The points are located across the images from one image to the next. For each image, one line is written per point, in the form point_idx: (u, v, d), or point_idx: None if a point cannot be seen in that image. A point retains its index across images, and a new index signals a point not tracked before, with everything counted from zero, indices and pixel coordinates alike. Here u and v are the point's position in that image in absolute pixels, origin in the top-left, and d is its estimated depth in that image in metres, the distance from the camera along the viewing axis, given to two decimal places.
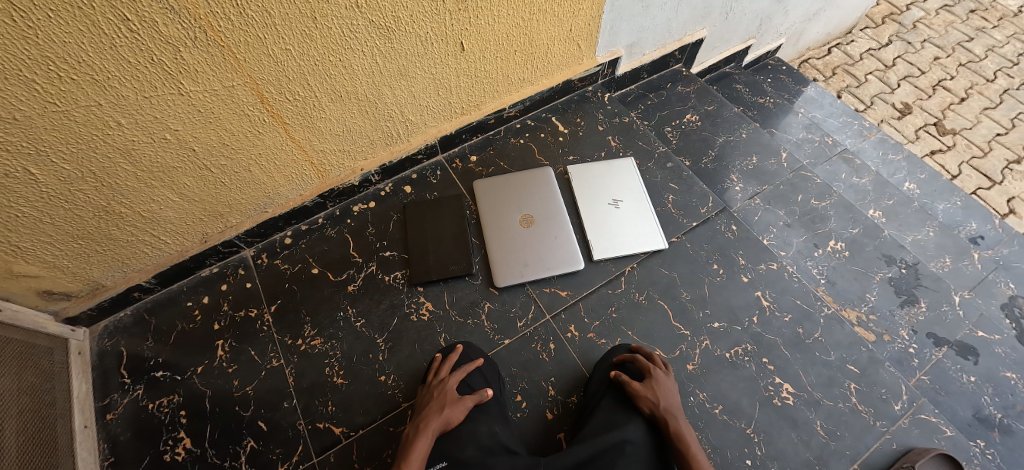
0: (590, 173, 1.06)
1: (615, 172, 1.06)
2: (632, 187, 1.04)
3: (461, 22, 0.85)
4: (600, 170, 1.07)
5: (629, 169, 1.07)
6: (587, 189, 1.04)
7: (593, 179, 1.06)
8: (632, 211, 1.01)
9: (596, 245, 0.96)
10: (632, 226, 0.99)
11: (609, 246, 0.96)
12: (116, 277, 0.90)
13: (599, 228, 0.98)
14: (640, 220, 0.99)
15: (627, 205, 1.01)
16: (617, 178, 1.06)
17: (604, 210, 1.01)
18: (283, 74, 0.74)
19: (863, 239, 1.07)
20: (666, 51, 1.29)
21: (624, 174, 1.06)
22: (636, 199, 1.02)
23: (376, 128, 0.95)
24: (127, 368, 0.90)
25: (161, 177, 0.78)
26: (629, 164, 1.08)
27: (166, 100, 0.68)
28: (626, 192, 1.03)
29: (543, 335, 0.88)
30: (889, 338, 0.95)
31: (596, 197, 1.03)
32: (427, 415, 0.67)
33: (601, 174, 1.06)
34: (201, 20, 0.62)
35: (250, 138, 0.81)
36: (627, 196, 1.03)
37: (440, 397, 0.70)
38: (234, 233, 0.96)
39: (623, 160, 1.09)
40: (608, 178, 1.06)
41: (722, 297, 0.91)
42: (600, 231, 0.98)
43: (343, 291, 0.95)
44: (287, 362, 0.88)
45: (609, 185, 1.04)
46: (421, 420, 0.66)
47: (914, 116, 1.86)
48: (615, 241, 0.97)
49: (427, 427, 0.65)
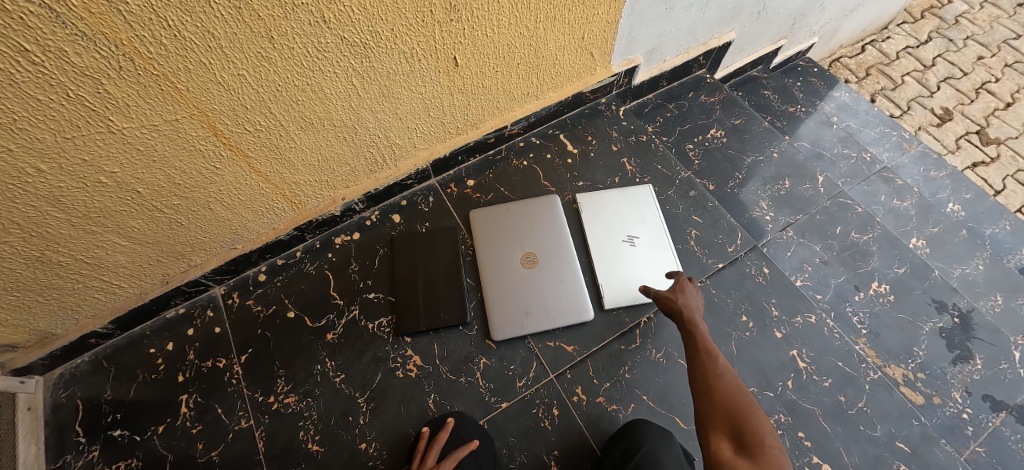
0: (601, 203, 0.94)
1: (630, 203, 0.94)
2: (649, 220, 0.92)
3: (453, 35, 0.72)
4: (613, 199, 0.95)
5: (645, 199, 0.95)
6: (598, 222, 0.92)
7: (604, 209, 0.94)
8: (650, 250, 0.89)
9: (608, 291, 0.85)
10: (649, 268, 0.87)
11: (622, 292, 0.85)
12: (67, 324, 0.80)
13: (611, 271, 0.87)
14: (659, 261, 0.88)
15: (644, 243, 0.90)
16: (633, 209, 0.94)
17: (618, 248, 0.89)
18: (239, 103, 0.62)
19: (910, 281, 0.95)
20: (689, 57, 1.15)
21: (640, 205, 0.94)
22: (654, 235, 0.91)
23: (357, 154, 0.83)
24: (82, 425, 0.81)
25: (102, 222, 0.67)
26: (646, 193, 0.96)
27: (95, 141, 0.56)
28: (642, 227, 0.91)
29: (545, 399, 0.77)
30: (940, 400, 0.83)
31: (608, 233, 0.91)
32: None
33: (614, 203, 0.94)
34: (125, 47, 0.49)
35: (205, 175, 0.69)
36: (644, 232, 0.91)
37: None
38: (199, 272, 0.86)
39: (639, 187, 0.97)
40: (622, 208, 0.94)
41: (753, 357, 0.79)
42: (613, 274, 0.87)
43: (321, 341, 0.84)
44: (257, 423, 0.79)
45: (623, 218, 0.92)
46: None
47: (954, 123, 1.70)
48: (629, 287, 0.85)
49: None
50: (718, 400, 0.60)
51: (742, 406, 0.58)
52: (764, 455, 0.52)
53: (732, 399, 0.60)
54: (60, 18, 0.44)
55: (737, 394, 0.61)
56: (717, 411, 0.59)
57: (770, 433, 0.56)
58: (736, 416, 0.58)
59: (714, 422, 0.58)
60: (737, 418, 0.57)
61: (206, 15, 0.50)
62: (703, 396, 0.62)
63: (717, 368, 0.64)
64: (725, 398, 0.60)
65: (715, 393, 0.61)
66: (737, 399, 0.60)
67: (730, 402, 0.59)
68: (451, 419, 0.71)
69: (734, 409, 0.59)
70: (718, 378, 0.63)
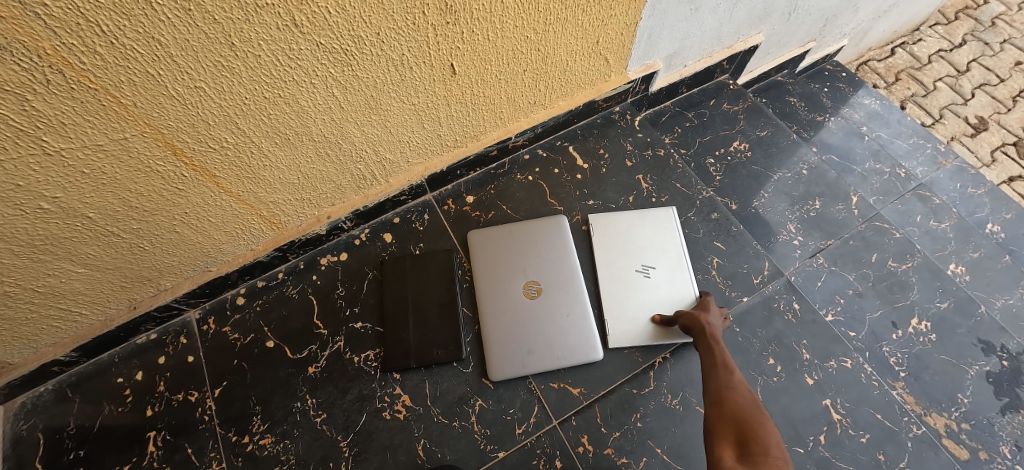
0: (614, 226, 0.87)
1: (646, 227, 0.87)
2: (667, 249, 0.84)
3: (449, 39, 0.63)
4: (628, 223, 0.87)
5: (664, 224, 0.87)
6: (609, 248, 0.85)
7: (618, 234, 0.86)
8: (667, 282, 0.81)
9: (617, 327, 0.78)
10: (664, 302, 0.80)
11: (633, 329, 0.77)
12: (23, 354, 0.72)
13: (622, 304, 0.79)
14: (677, 295, 0.80)
15: (659, 274, 0.82)
16: (649, 236, 0.86)
17: (631, 279, 0.82)
18: (199, 118, 0.54)
19: (953, 317, 0.86)
20: (711, 61, 1.06)
21: (658, 231, 0.87)
22: (672, 266, 0.83)
23: (341, 171, 0.75)
24: (42, 463, 0.71)
25: (51, 250, 0.59)
26: (665, 215, 0.88)
27: (28, 164, 0.48)
28: (659, 255, 0.84)
29: (548, 448, 0.69)
30: (986, 456, 0.73)
31: (621, 261, 0.84)
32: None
33: (629, 228, 0.87)
34: (50, 57, 0.41)
35: (167, 197, 0.61)
36: (660, 262, 0.83)
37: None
38: (171, 296, 0.78)
39: (659, 210, 0.89)
40: (637, 234, 0.86)
41: (781, 406, 0.71)
42: (624, 307, 0.79)
43: (302, 375, 0.77)
44: (229, 466, 0.71)
45: (639, 246, 0.85)
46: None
47: (989, 134, 1.59)
48: (642, 323, 0.78)
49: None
50: (728, 411, 0.58)
51: (751, 418, 0.56)
52: (765, 465, 0.50)
53: (743, 412, 0.57)
54: None
55: (748, 407, 0.58)
56: (725, 421, 0.57)
57: (775, 444, 0.53)
58: (744, 426, 0.56)
59: (721, 429, 0.56)
60: (744, 429, 0.55)
61: (149, 18, 0.42)
62: (713, 406, 0.60)
63: (732, 381, 0.62)
64: (736, 410, 0.58)
65: (727, 404, 0.59)
66: (748, 412, 0.57)
67: (741, 414, 0.57)
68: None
69: (743, 420, 0.56)
70: (731, 390, 0.60)
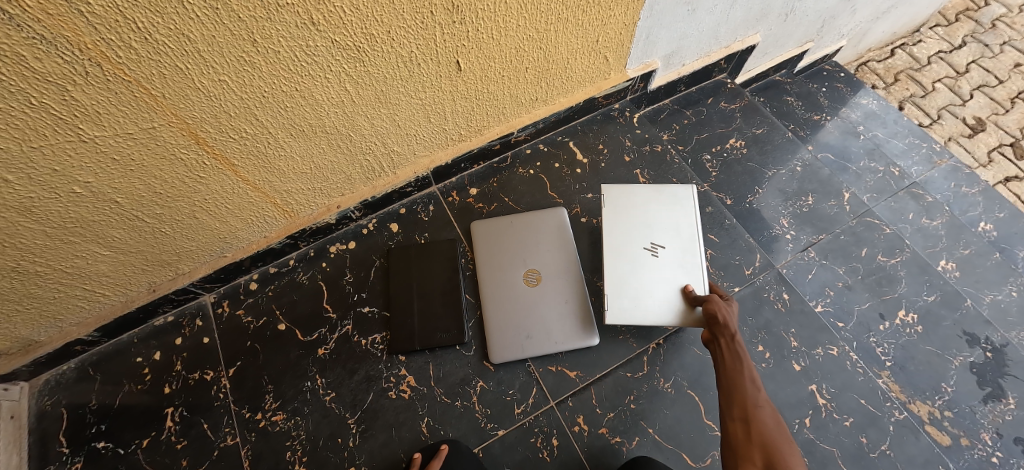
0: (629, 203, 0.85)
1: (662, 207, 0.85)
2: (680, 232, 0.83)
3: (456, 38, 0.66)
4: (643, 201, 0.85)
5: (681, 205, 0.85)
6: (620, 225, 0.84)
7: (631, 212, 0.85)
8: (675, 263, 0.80)
9: (618, 306, 0.77)
10: (668, 283, 0.79)
11: (632, 309, 0.77)
12: (50, 332, 0.76)
13: (625, 283, 0.79)
14: (684, 277, 0.79)
15: (669, 255, 0.81)
16: (663, 216, 0.85)
17: (640, 257, 0.81)
18: (222, 110, 0.58)
19: (939, 310, 0.89)
20: (709, 61, 1.09)
21: (673, 211, 0.84)
22: (683, 248, 0.81)
23: (352, 162, 0.78)
24: (67, 435, 0.76)
25: (80, 232, 0.63)
26: (686, 195, 0.85)
27: (64, 150, 0.52)
28: (671, 237, 0.82)
29: (545, 428, 0.73)
30: (967, 442, 0.76)
31: (631, 238, 0.82)
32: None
33: (644, 205, 0.85)
34: (90, 51, 0.44)
35: (188, 185, 0.65)
36: (671, 243, 0.82)
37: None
38: (188, 280, 0.82)
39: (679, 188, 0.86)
40: (650, 214, 0.85)
41: (768, 391, 0.74)
42: (628, 285, 0.79)
43: (312, 356, 0.81)
44: (243, 441, 0.75)
45: (651, 226, 0.83)
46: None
47: (986, 135, 1.61)
48: (643, 303, 0.77)
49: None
50: (755, 432, 0.59)
51: (779, 441, 0.57)
52: None
53: (770, 433, 0.58)
54: (13, 19, 0.39)
55: (772, 426, 0.59)
56: (751, 441, 0.58)
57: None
58: (771, 449, 0.57)
59: (748, 449, 0.58)
60: (771, 452, 0.56)
61: (180, 16, 0.46)
62: (739, 423, 0.61)
63: (758, 398, 0.63)
64: (762, 431, 0.59)
65: (754, 423, 0.60)
66: (774, 434, 0.58)
67: (767, 435, 0.58)
68: (445, 450, 0.68)
69: (769, 441, 0.58)
70: (758, 409, 0.61)
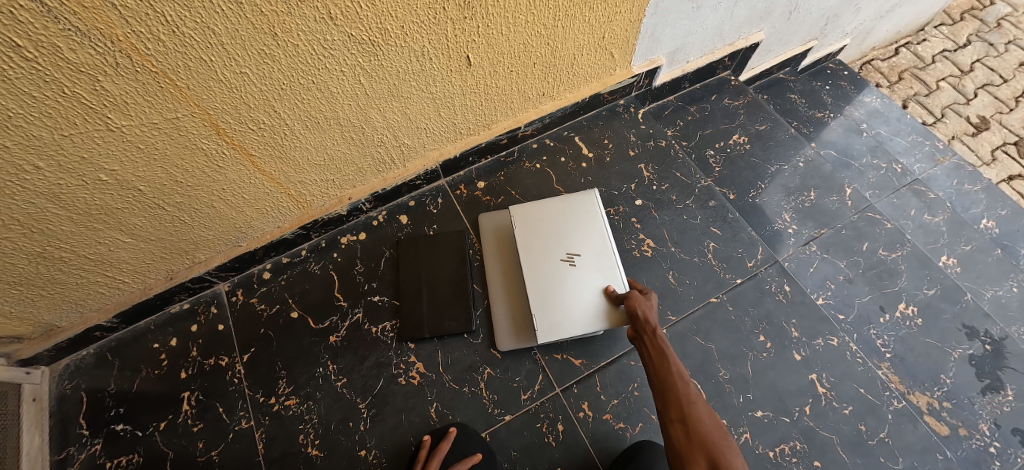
0: (539, 215, 0.85)
1: (572, 214, 0.85)
2: (592, 235, 0.83)
3: (467, 33, 0.68)
4: (552, 211, 0.86)
5: (589, 210, 0.86)
6: (536, 238, 0.83)
7: (543, 224, 0.85)
8: (592, 270, 0.80)
9: (547, 321, 0.77)
10: (588, 291, 0.79)
11: (562, 323, 0.76)
12: (72, 317, 0.78)
13: (550, 296, 0.78)
14: (602, 281, 0.79)
15: (584, 262, 0.81)
16: (575, 222, 0.85)
17: (559, 270, 0.80)
18: (242, 101, 0.60)
19: (939, 304, 0.90)
20: (714, 58, 1.10)
21: (584, 217, 0.85)
22: (598, 252, 0.82)
23: (364, 154, 0.81)
24: (87, 418, 0.78)
25: (104, 219, 0.65)
26: (591, 200, 0.86)
27: (92, 138, 0.54)
28: (584, 243, 0.83)
29: (550, 414, 0.75)
30: (965, 432, 0.77)
31: (547, 251, 0.82)
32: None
33: (554, 215, 0.85)
34: (120, 43, 0.47)
35: (208, 174, 0.67)
36: (587, 249, 0.82)
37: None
38: (203, 269, 0.85)
39: (583, 195, 0.87)
40: (563, 221, 0.85)
41: (769, 379, 0.76)
42: (551, 301, 0.78)
43: (324, 343, 0.83)
44: (257, 424, 0.77)
45: (564, 233, 0.83)
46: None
47: (990, 133, 1.61)
48: (571, 315, 0.77)
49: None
50: (693, 430, 0.59)
51: (715, 436, 0.57)
52: None
53: (706, 428, 0.58)
54: (52, 12, 0.41)
55: (708, 422, 0.59)
56: (692, 441, 0.58)
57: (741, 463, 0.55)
58: (710, 447, 0.56)
59: (690, 451, 0.57)
60: (712, 450, 0.56)
61: (206, 10, 0.48)
62: (677, 424, 0.60)
63: (690, 393, 0.63)
64: (699, 428, 0.59)
65: (690, 422, 0.59)
66: (710, 429, 0.58)
67: (704, 431, 0.58)
68: (453, 433, 0.70)
69: (707, 437, 0.57)
70: (691, 404, 0.61)
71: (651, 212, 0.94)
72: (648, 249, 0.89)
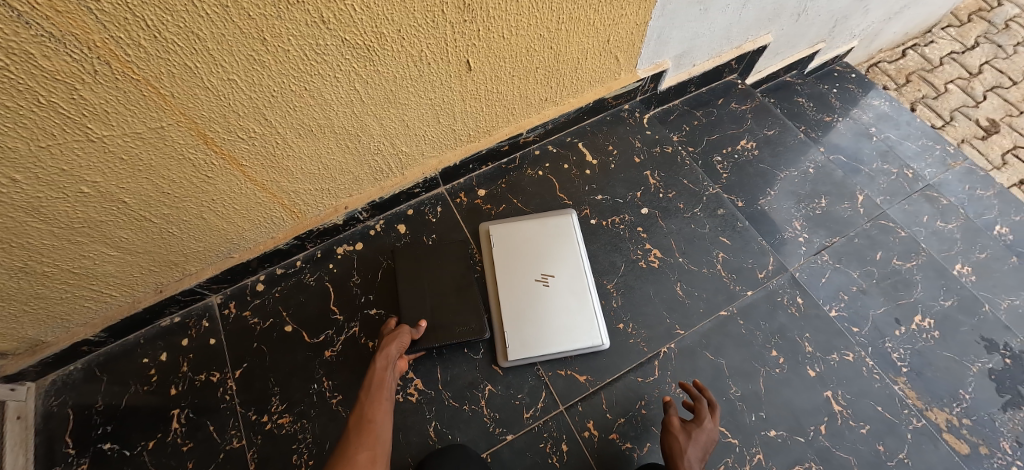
0: (514, 235, 0.87)
1: (547, 236, 0.87)
2: (567, 257, 0.85)
3: (468, 37, 0.65)
4: (529, 232, 0.87)
5: (565, 232, 0.87)
6: (511, 258, 0.85)
7: (519, 244, 0.86)
8: (566, 290, 0.82)
9: (520, 339, 0.77)
10: (561, 310, 0.80)
11: (534, 341, 0.77)
12: (57, 333, 0.75)
13: (523, 315, 0.80)
14: (575, 303, 0.80)
15: (557, 282, 0.83)
16: (551, 244, 0.86)
17: (531, 290, 0.82)
18: (230, 109, 0.57)
19: (957, 315, 0.87)
20: (721, 61, 1.07)
21: (560, 239, 0.86)
22: (572, 274, 0.83)
23: (360, 163, 0.78)
24: (73, 436, 0.75)
25: (88, 232, 0.62)
26: (566, 222, 0.88)
27: (72, 149, 0.51)
28: (558, 264, 0.84)
29: (555, 433, 0.72)
30: (986, 451, 0.74)
31: (521, 271, 0.84)
32: (378, 409, 0.63)
33: (529, 236, 0.87)
34: (99, 49, 0.44)
35: (196, 185, 0.65)
36: (561, 271, 0.83)
37: (382, 389, 0.66)
38: (194, 281, 0.82)
39: (560, 217, 0.88)
40: (538, 242, 0.86)
41: (782, 396, 0.73)
42: (523, 319, 0.79)
43: (319, 358, 0.80)
44: (249, 443, 0.74)
45: (539, 255, 0.85)
46: (368, 412, 0.63)
47: (1001, 137, 1.58)
48: (543, 333, 0.78)
49: (373, 421, 0.61)
50: None
51: None
52: None
53: None
54: (23, 16, 0.38)
55: None
56: None
57: None
58: None
59: None
60: None
61: (190, 15, 0.45)
62: None
63: None
64: None
65: None
66: None
67: None
68: (423, 326, 0.77)
69: None
70: None
71: (658, 221, 0.91)
72: (655, 260, 0.86)
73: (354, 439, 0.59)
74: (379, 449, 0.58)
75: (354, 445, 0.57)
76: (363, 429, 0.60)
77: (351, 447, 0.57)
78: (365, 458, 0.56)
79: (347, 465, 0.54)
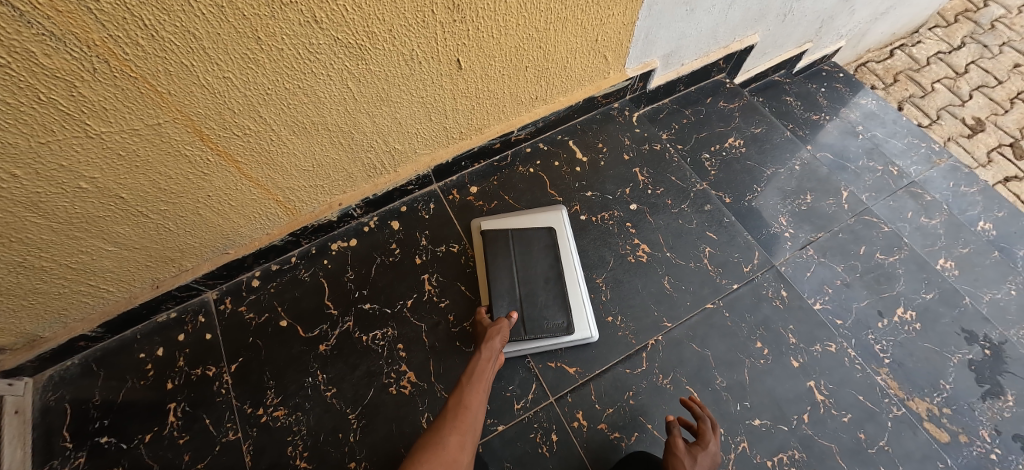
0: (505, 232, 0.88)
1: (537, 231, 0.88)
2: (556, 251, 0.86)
3: (456, 36, 0.67)
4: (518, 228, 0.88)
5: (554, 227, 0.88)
6: None
7: None
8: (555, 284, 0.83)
9: None
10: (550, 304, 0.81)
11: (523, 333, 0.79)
12: (54, 328, 0.76)
13: None
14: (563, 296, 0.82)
15: None
16: None
17: None
18: (226, 106, 0.59)
19: (938, 308, 0.90)
20: (709, 60, 1.10)
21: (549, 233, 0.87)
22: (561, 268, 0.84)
23: (353, 160, 0.80)
24: (70, 430, 0.76)
25: (85, 228, 0.63)
26: (556, 217, 0.89)
27: (72, 145, 0.53)
28: None
29: (544, 423, 0.73)
30: (966, 439, 0.76)
31: None
32: (474, 397, 0.64)
33: None
34: (98, 48, 0.45)
35: (193, 181, 0.66)
36: None
37: (480, 378, 0.67)
38: (191, 276, 0.83)
39: (550, 212, 0.90)
40: None
41: (766, 386, 0.75)
42: None
43: (314, 352, 0.82)
44: (244, 436, 0.75)
45: None
46: (465, 396, 0.64)
47: (986, 135, 1.61)
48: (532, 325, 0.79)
49: (468, 405, 0.63)
50: None
51: None
52: None
53: None
54: (24, 16, 0.40)
55: None
56: None
57: None
58: None
59: None
60: None
61: (187, 15, 0.46)
62: None
63: None
64: None
65: None
66: None
67: None
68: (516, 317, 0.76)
69: None
70: None
71: (646, 216, 0.93)
72: (643, 255, 0.88)
73: (448, 419, 0.61)
74: (468, 437, 0.59)
75: (447, 426, 0.59)
76: (459, 413, 0.61)
77: (444, 428, 0.59)
78: (454, 443, 0.57)
79: (439, 447, 0.56)
